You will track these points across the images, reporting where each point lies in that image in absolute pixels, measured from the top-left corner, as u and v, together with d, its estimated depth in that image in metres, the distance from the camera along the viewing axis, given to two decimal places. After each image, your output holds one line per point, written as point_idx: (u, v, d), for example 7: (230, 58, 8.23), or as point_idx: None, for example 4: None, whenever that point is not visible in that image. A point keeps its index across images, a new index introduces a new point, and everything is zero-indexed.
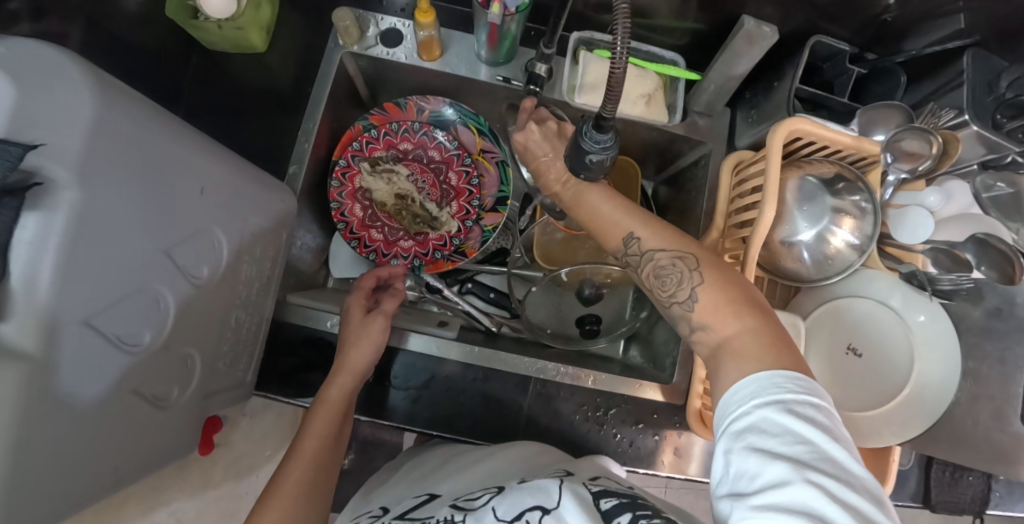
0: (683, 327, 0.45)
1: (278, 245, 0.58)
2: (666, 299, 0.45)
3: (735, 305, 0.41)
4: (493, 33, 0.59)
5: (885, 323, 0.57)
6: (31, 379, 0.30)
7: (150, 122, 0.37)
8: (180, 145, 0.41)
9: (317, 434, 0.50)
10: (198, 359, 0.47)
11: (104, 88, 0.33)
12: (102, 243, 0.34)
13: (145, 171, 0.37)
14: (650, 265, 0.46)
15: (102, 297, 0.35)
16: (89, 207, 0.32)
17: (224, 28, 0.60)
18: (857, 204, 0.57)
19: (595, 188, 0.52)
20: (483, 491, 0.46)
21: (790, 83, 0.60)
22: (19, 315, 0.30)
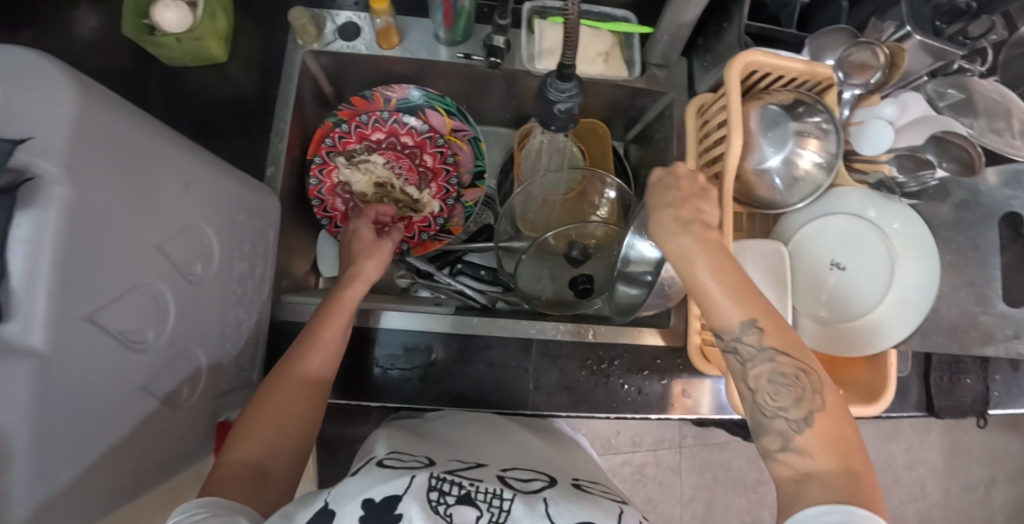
0: (771, 440, 0.42)
1: (267, 244, 0.59)
2: (771, 408, 0.42)
3: (844, 451, 0.39)
4: (447, 12, 0.60)
5: (865, 232, 0.59)
6: (41, 375, 0.31)
7: (129, 120, 0.38)
8: (159, 142, 0.41)
9: (331, 333, 0.53)
10: (203, 358, 0.48)
11: (85, 87, 0.34)
12: (96, 239, 0.35)
13: (129, 166, 0.37)
14: (767, 367, 0.42)
15: (104, 293, 0.36)
16: (82, 202, 0.33)
17: (183, 40, 0.61)
18: (818, 125, 0.59)
19: (706, 247, 0.47)
20: (534, 477, 0.47)
21: (739, 22, 0.61)
22: (22, 313, 0.31)
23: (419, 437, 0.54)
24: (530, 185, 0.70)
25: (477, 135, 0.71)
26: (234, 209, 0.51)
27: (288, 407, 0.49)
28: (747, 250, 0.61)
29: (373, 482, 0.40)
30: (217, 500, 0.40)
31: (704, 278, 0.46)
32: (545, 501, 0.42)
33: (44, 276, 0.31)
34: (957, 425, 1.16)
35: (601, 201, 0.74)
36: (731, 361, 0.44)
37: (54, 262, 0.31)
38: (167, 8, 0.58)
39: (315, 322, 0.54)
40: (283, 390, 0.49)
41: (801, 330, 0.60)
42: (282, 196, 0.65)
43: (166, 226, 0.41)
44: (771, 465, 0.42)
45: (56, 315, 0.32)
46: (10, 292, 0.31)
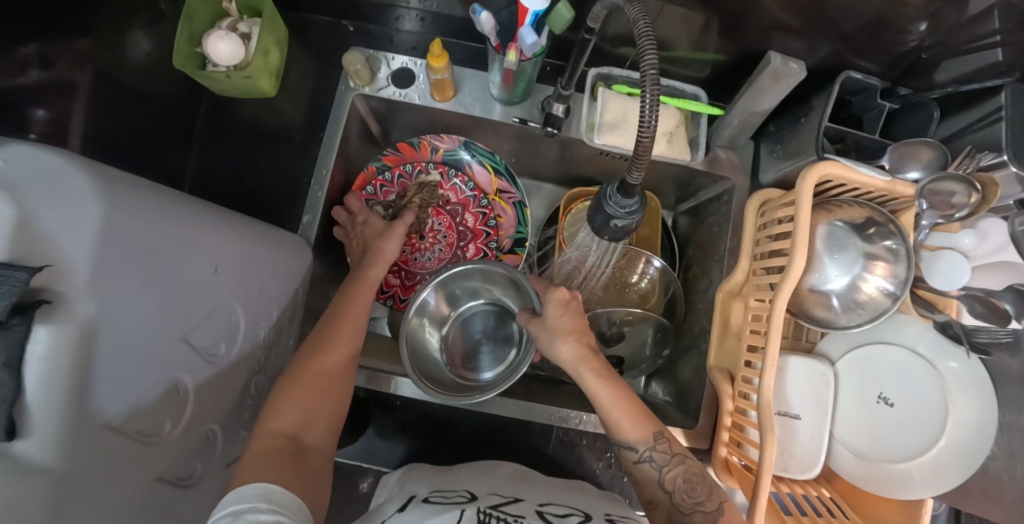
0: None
1: (297, 299, 0.58)
2: (691, 505, 0.47)
3: None
4: (508, 76, 0.57)
5: (919, 370, 0.57)
6: (55, 493, 0.30)
7: (161, 217, 0.37)
8: (192, 230, 0.41)
9: (357, 308, 0.56)
10: (219, 434, 0.48)
11: (109, 190, 0.33)
12: (121, 344, 0.34)
13: (158, 261, 0.37)
14: (681, 469, 0.48)
15: (126, 395, 0.36)
16: (102, 314, 0.32)
17: (234, 77, 0.59)
18: (889, 248, 0.55)
19: (607, 371, 0.53)
20: (569, 512, 0.47)
21: (820, 121, 0.56)
22: (38, 431, 0.30)
23: (451, 474, 0.54)
24: (574, 253, 0.69)
25: (523, 200, 0.68)
26: (264, 280, 0.50)
27: (324, 379, 0.49)
28: (794, 368, 0.59)
29: (425, 514, 0.42)
30: (267, 488, 0.38)
31: (609, 407, 0.51)
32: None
33: (55, 397, 0.30)
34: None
35: (641, 278, 0.71)
36: (647, 471, 0.49)
37: (66, 383, 0.30)
38: (221, 39, 0.57)
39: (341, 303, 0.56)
40: (319, 362, 0.50)
41: (835, 457, 0.58)
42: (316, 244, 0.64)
43: (190, 315, 0.41)
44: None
45: (69, 432, 0.31)
46: (30, 410, 0.29)
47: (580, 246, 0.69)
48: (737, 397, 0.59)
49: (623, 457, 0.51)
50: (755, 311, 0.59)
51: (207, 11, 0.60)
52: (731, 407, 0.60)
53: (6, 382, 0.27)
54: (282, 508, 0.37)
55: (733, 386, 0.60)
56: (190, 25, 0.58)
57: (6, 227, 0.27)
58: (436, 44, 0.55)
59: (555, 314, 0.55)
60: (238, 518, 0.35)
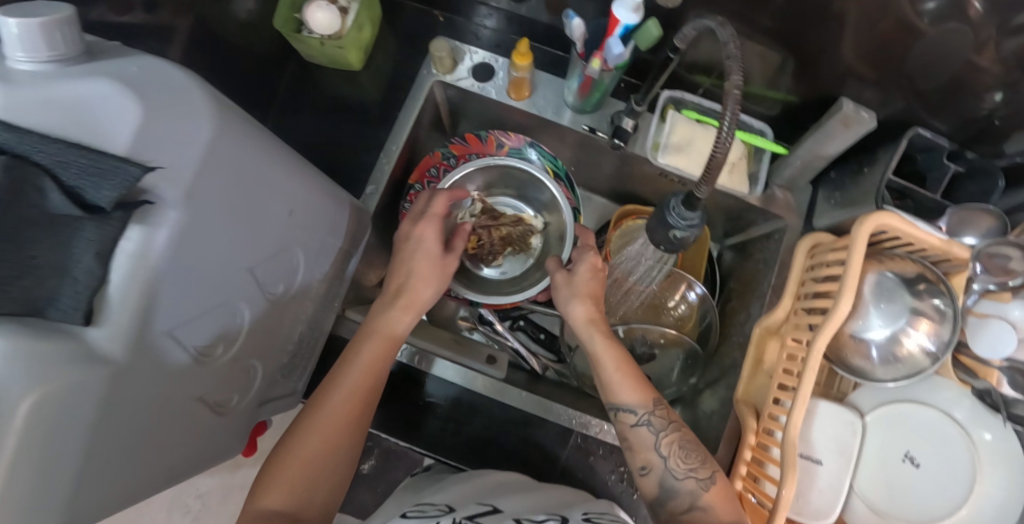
0: (681, 502, 0.49)
1: (349, 262, 0.60)
2: (684, 471, 0.49)
3: (735, 509, 0.48)
4: (586, 84, 0.59)
5: (950, 434, 0.56)
6: (112, 382, 0.32)
7: (256, 153, 0.40)
8: (279, 170, 0.43)
9: (353, 385, 0.51)
10: (258, 371, 0.50)
11: (219, 114, 0.36)
12: (200, 261, 0.37)
13: (245, 193, 0.40)
14: (676, 435, 0.51)
15: (192, 309, 0.38)
16: (191, 227, 0.35)
17: (326, 45, 0.63)
18: (936, 307, 0.55)
19: (614, 342, 0.55)
20: (549, 517, 0.46)
21: (882, 174, 0.57)
22: (112, 322, 0.32)
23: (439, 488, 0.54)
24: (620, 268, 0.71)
25: (578, 206, 0.69)
26: (327, 235, 0.53)
27: (330, 439, 0.50)
28: (821, 413, 0.58)
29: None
30: None
31: (610, 370, 0.54)
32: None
33: (134, 295, 0.32)
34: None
35: (679, 302, 0.72)
36: (642, 434, 0.51)
37: (147, 284, 0.33)
38: (321, 10, 0.60)
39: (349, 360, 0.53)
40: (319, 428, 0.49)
41: (851, 509, 0.57)
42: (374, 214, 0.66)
43: (261, 250, 0.43)
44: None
45: (139, 331, 0.33)
46: (108, 299, 0.32)
47: (628, 259, 0.70)
48: (760, 432, 0.58)
49: (620, 421, 0.53)
50: (791, 349, 0.59)
51: None
52: (752, 442, 0.59)
53: (94, 269, 0.30)
54: None
55: (757, 420, 0.60)
56: None
57: (127, 130, 0.31)
58: (523, 44, 0.58)
59: (574, 274, 0.59)
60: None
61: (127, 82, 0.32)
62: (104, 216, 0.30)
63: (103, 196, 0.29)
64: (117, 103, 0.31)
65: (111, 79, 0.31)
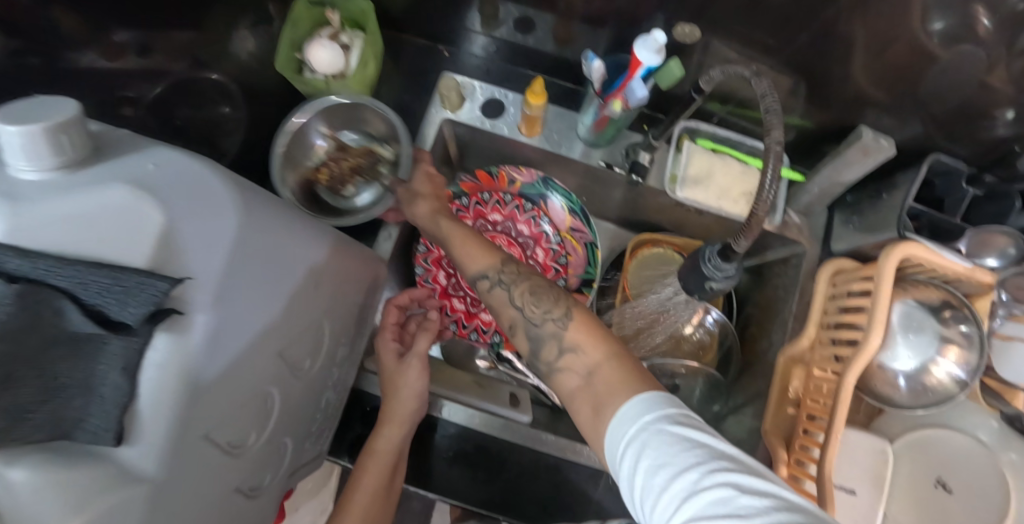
0: (551, 349, 0.44)
1: (366, 315, 0.58)
2: (540, 316, 0.45)
3: (601, 334, 0.43)
4: (602, 120, 0.57)
5: (980, 462, 0.55)
6: (149, 503, 0.30)
7: (276, 238, 0.39)
8: (299, 249, 0.42)
9: (365, 489, 0.51)
10: (289, 446, 0.48)
11: (239, 204, 0.36)
12: (231, 360, 0.35)
13: (268, 281, 0.38)
14: (525, 284, 0.46)
15: (225, 406, 0.36)
16: (219, 327, 0.33)
17: (331, 86, 0.61)
18: (962, 333, 0.55)
19: (456, 220, 0.52)
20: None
21: (903, 199, 0.57)
22: (145, 439, 0.30)
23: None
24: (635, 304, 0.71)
25: (595, 241, 0.65)
26: (348, 299, 0.52)
27: None
28: (853, 442, 0.58)
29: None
30: None
31: (455, 242, 0.51)
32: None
33: (170, 407, 0.31)
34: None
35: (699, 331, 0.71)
36: (497, 293, 0.47)
37: (183, 393, 0.31)
38: (325, 48, 0.58)
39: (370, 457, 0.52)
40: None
41: None
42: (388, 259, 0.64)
43: (289, 332, 0.42)
44: (555, 378, 0.44)
45: (177, 442, 0.31)
46: (138, 418, 0.29)
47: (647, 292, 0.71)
48: (792, 465, 0.58)
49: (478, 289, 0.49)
50: (820, 381, 0.58)
51: (310, 18, 0.62)
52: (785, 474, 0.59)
53: (122, 386, 0.28)
54: None
55: (788, 453, 0.60)
56: (293, 32, 0.60)
57: (150, 237, 0.30)
58: (537, 83, 0.56)
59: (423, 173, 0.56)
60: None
61: (146, 185, 0.31)
62: (132, 331, 0.28)
63: (130, 314, 0.28)
64: (137, 211, 0.30)
65: (128, 182, 0.30)
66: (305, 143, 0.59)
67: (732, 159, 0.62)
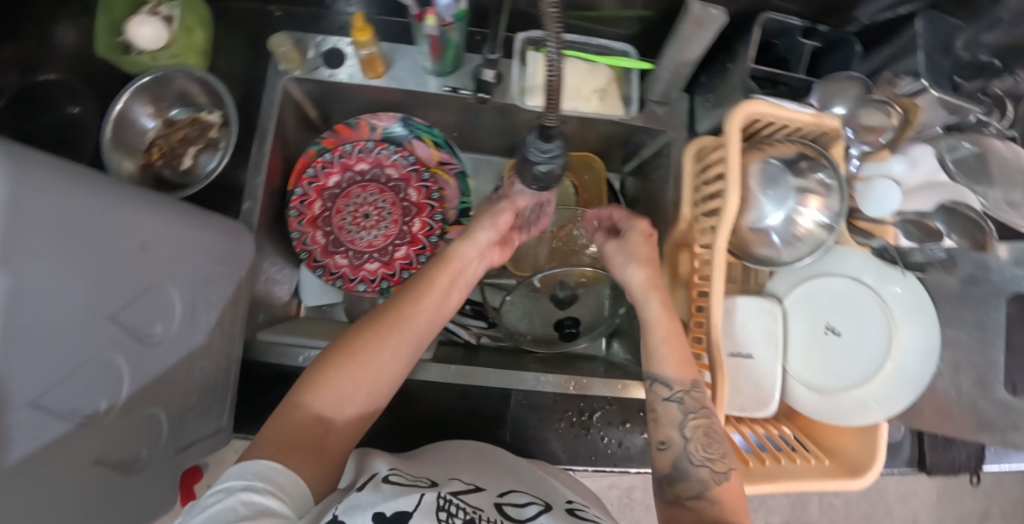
0: (689, 486, 0.46)
1: (240, 286, 0.57)
2: (701, 458, 0.47)
3: (742, 506, 0.46)
4: (434, 45, 0.57)
5: (862, 298, 0.57)
6: None
7: (83, 190, 0.35)
8: (116, 205, 0.39)
9: (405, 333, 0.50)
10: (163, 418, 0.46)
11: (32, 162, 0.31)
12: (47, 322, 0.33)
13: (85, 240, 0.35)
14: (704, 420, 0.48)
15: (55, 372, 0.34)
16: (26, 288, 0.30)
17: (160, 59, 0.59)
18: (822, 181, 0.56)
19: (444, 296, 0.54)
20: (530, 502, 0.47)
21: (744, 63, 0.58)
22: None
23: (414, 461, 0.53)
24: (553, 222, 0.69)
25: (464, 170, 0.69)
26: (197, 261, 0.49)
27: (363, 385, 0.48)
28: (743, 309, 0.59)
29: (380, 495, 0.40)
30: (266, 468, 0.41)
31: (659, 339, 0.52)
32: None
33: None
34: (948, 500, 1.06)
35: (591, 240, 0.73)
36: (672, 410, 0.50)
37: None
38: (143, 24, 0.56)
39: (424, 281, 0.53)
40: (371, 351, 0.49)
41: (793, 395, 0.59)
42: (261, 229, 0.63)
43: (120, 294, 0.40)
44: (674, 511, 0.46)
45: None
46: None
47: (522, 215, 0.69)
48: (690, 343, 0.60)
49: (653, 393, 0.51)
50: (701, 256, 0.59)
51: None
52: None
53: None
54: (277, 490, 0.40)
55: (685, 333, 0.61)
56: (112, 16, 0.59)
57: None
58: (359, 18, 0.55)
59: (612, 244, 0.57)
60: (232, 495, 0.38)
61: None
62: None
63: None
64: None
65: None
66: (130, 132, 0.60)
67: (577, 61, 0.63)
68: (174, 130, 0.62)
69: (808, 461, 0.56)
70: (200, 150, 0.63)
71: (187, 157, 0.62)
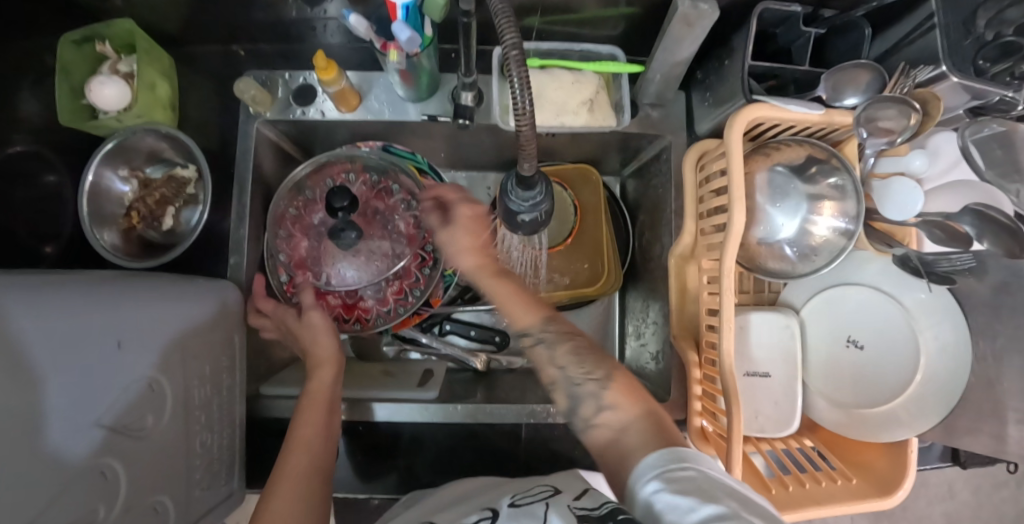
0: (588, 407, 0.45)
1: (234, 346, 0.56)
2: (581, 377, 0.47)
3: (644, 398, 0.45)
4: (405, 74, 0.54)
5: (882, 307, 0.55)
6: None
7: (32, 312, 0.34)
8: (67, 315, 0.38)
9: (304, 445, 0.47)
10: (170, 504, 0.45)
11: None
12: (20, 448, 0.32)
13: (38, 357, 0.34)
14: (570, 343, 0.49)
15: (42, 495, 0.33)
16: None
17: (125, 120, 0.56)
18: (833, 186, 0.52)
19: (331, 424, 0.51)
20: (478, 516, 0.44)
21: (742, 63, 0.53)
22: None
23: (407, 511, 0.55)
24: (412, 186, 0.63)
25: None
26: (183, 339, 0.48)
27: (292, 500, 0.42)
28: (756, 325, 0.57)
29: None
30: None
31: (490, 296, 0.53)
32: (546, 507, 0.43)
33: None
34: (983, 472, 1.00)
35: (591, 251, 0.72)
36: (539, 351, 0.49)
37: None
38: (105, 84, 0.53)
39: (294, 429, 0.49)
40: (275, 499, 0.42)
41: (814, 409, 0.57)
42: (250, 282, 0.62)
43: (100, 397, 0.38)
44: (590, 435, 0.44)
45: None
46: None
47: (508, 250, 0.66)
48: (704, 364, 0.57)
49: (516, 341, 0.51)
50: (708, 272, 0.57)
51: (86, 59, 0.58)
52: (698, 376, 0.58)
53: None
54: None
55: (699, 353, 0.58)
56: (69, 80, 0.56)
57: None
58: (321, 57, 0.52)
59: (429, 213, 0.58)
60: None
61: None
62: None
63: None
64: None
65: None
66: (109, 198, 0.58)
67: (561, 71, 0.58)
68: (151, 190, 0.60)
69: (835, 481, 0.53)
70: (181, 208, 0.61)
71: (167, 216, 0.61)
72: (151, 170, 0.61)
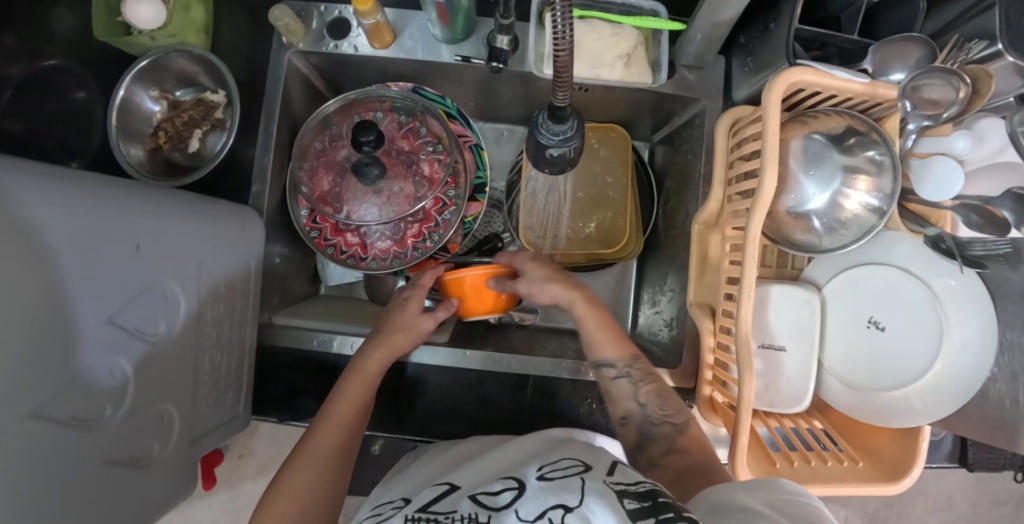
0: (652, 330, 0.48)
1: (250, 272, 0.57)
2: None
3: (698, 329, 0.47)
4: (442, 11, 0.53)
5: (910, 292, 0.52)
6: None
7: (73, 198, 0.35)
8: (99, 205, 0.37)
9: (344, 413, 0.51)
10: (174, 414, 0.47)
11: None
12: (47, 328, 0.32)
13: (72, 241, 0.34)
14: None
15: (55, 381, 0.34)
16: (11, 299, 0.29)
17: (157, 39, 0.57)
18: (872, 159, 0.50)
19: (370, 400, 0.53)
20: (504, 487, 0.43)
21: (788, 23, 0.50)
22: None
23: (409, 468, 0.57)
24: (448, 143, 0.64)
25: (479, 142, 0.67)
26: (199, 253, 0.48)
27: (314, 472, 0.47)
28: (775, 297, 0.55)
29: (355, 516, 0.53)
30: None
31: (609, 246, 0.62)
32: (581, 483, 0.38)
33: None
34: (987, 485, 0.99)
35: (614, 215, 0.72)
36: None
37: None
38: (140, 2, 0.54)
39: (336, 395, 0.52)
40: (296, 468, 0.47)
41: (828, 390, 0.56)
42: (271, 212, 0.63)
43: (117, 294, 0.39)
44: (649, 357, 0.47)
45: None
46: None
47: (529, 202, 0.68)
48: (719, 332, 0.56)
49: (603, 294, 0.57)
50: (732, 239, 0.55)
51: None
52: (712, 343, 0.57)
53: None
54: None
55: (714, 321, 0.57)
56: None
57: None
58: None
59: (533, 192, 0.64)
60: None
61: None
62: None
63: None
64: None
65: None
66: (138, 117, 0.59)
67: (601, 22, 0.57)
68: (181, 113, 0.61)
69: (841, 463, 0.52)
70: (209, 132, 0.62)
71: (195, 139, 0.61)
72: (181, 93, 0.62)
